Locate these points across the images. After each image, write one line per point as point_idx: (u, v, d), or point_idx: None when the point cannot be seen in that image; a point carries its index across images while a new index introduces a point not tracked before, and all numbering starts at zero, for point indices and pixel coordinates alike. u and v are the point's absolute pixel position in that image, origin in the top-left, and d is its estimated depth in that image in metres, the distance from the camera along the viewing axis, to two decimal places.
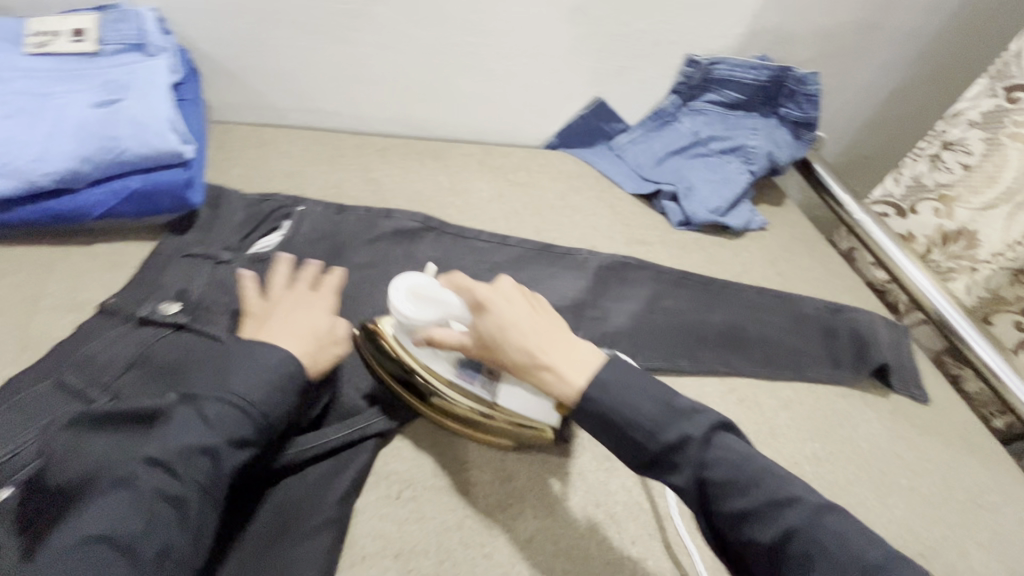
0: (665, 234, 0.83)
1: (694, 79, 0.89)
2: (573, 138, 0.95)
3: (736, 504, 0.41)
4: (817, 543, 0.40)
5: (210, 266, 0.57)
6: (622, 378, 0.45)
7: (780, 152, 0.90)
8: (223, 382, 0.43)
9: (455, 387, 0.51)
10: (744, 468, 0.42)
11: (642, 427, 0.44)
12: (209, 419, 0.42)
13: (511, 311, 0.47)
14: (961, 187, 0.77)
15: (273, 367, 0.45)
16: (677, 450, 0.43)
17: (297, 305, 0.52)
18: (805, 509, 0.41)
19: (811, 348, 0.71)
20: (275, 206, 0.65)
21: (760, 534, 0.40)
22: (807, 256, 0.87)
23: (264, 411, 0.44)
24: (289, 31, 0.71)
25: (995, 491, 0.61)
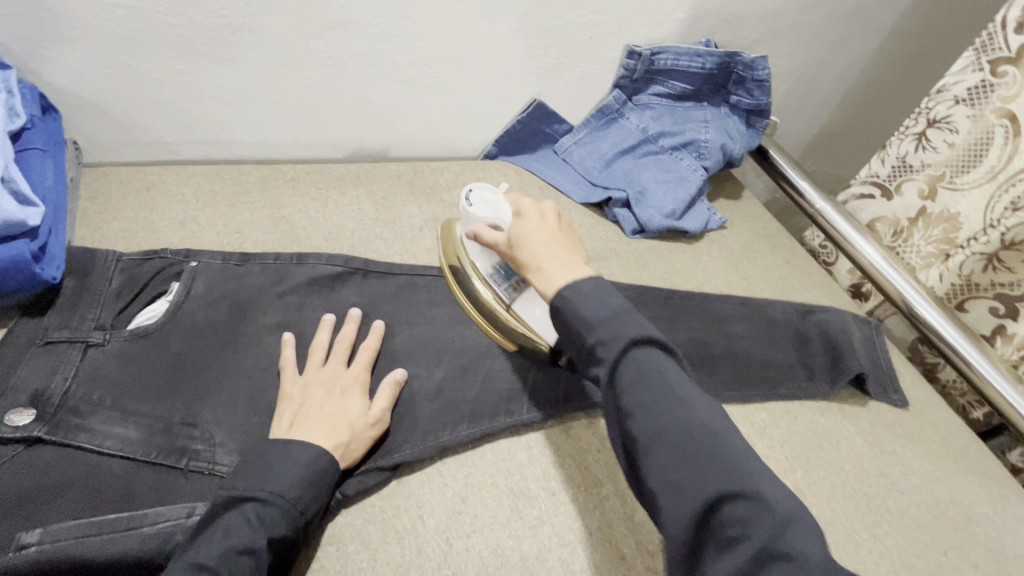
0: (619, 245, 0.76)
1: (637, 71, 0.82)
2: (513, 144, 0.87)
3: (636, 399, 0.39)
4: (695, 449, 0.36)
5: (77, 354, 0.47)
6: (596, 291, 0.44)
7: (734, 144, 0.85)
8: (264, 477, 0.41)
9: (486, 282, 0.57)
10: (660, 375, 0.39)
11: (581, 319, 0.42)
12: (254, 516, 0.39)
13: (538, 225, 0.51)
14: (948, 167, 0.71)
15: (310, 461, 0.42)
16: (603, 343, 0.41)
17: (328, 387, 0.49)
18: (702, 424, 0.37)
19: (783, 360, 0.66)
20: (162, 264, 0.55)
21: (641, 426, 0.38)
22: (771, 254, 0.82)
23: (309, 505, 0.41)
24: (164, 53, 0.60)
25: (984, 501, 0.58)
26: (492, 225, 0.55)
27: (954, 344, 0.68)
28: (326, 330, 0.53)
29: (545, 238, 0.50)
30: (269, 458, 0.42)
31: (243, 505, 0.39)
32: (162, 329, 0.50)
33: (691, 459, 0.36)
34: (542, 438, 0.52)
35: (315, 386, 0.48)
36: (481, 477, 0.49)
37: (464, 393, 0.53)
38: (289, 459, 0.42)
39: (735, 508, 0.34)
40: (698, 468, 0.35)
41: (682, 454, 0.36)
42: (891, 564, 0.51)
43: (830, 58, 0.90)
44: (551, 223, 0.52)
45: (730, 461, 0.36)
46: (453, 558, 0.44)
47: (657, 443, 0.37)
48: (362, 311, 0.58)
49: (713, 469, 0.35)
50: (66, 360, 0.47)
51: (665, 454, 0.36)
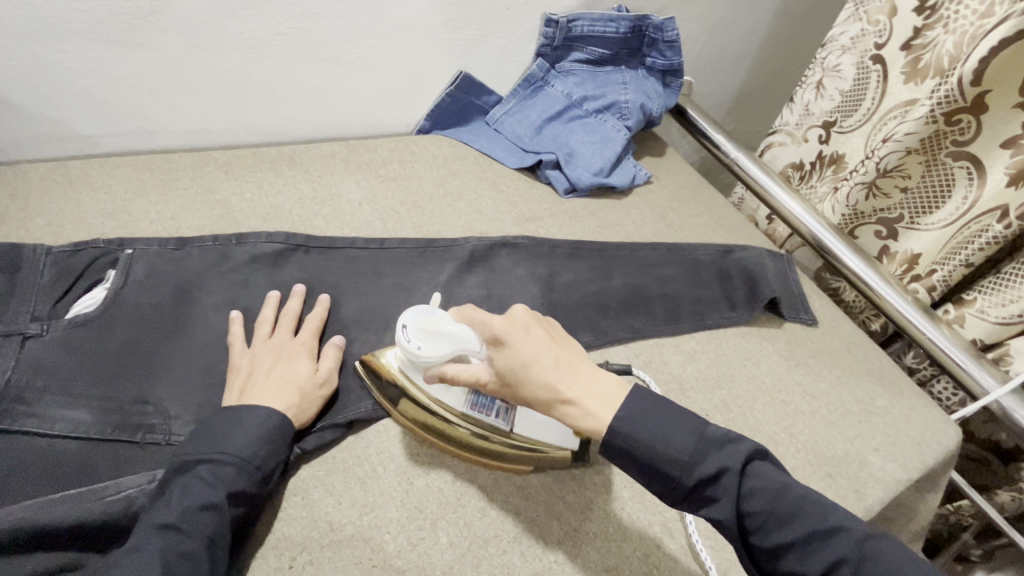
0: (554, 205, 0.80)
1: (556, 39, 0.86)
2: (445, 118, 0.90)
3: (779, 536, 0.40)
4: (872, 574, 0.38)
5: (15, 345, 0.47)
6: (650, 412, 0.43)
7: (652, 103, 0.91)
8: (216, 441, 0.43)
9: (468, 418, 0.49)
10: (781, 495, 0.41)
11: (676, 463, 0.42)
12: (209, 477, 0.41)
13: (531, 346, 0.44)
14: (839, 112, 0.80)
15: (264, 421, 0.44)
16: (709, 484, 0.41)
17: (275, 354, 0.50)
18: (855, 540, 0.39)
19: (708, 295, 0.72)
20: (95, 253, 0.55)
21: (805, 566, 0.39)
22: (693, 203, 0.88)
23: (266, 462, 0.43)
24: (75, 43, 0.59)
25: (882, 395, 0.66)
26: (459, 358, 0.47)
27: (852, 267, 0.77)
28: (270, 306, 0.55)
29: (548, 359, 0.44)
30: (221, 424, 0.44)
31: (199, 467, 0.41)
32: (103, 315, 0.51)
33: None
34: None
35: (263, 355, 0.50)
36: None
37: None
38: (241, 423, 0.44)
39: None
40: None
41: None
42: (805, 457, 0.59)
43: (736, 18, 0.97)
44: (539, 335, 0.45)
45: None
46: (414, 493, 0.47)
47: None
48: (306, 283, 0.60)
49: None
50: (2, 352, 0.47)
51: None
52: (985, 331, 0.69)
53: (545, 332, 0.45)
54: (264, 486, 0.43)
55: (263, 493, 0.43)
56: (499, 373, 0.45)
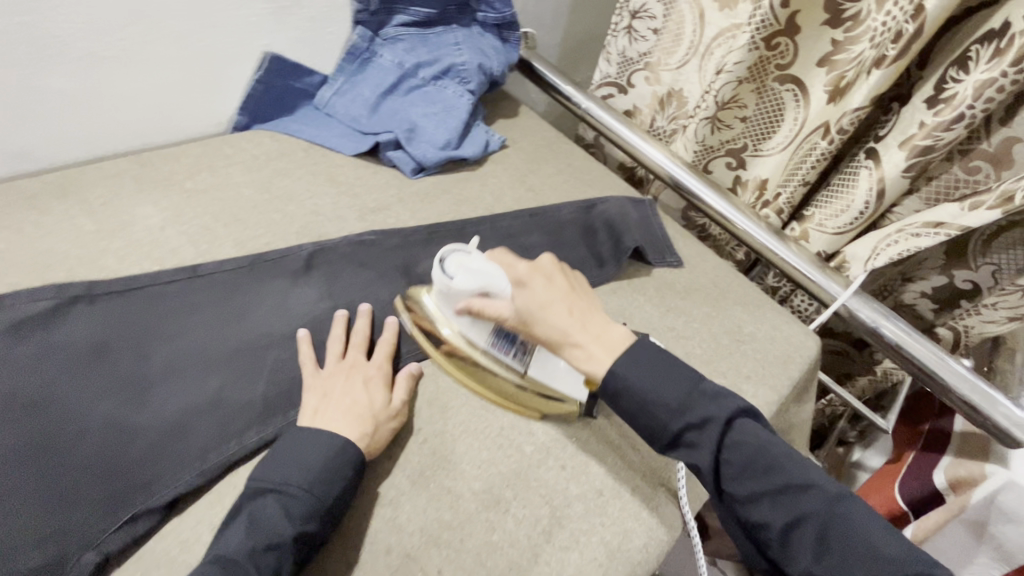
0: (402, 189, 0.73)
1: (373, 3, 0.77)
2: (264, 108, 0.78)
3: (748, 491, 0.44)
4: (833, 525, 0.42)
5: None
6: (647, 363, 0.47)
7: (491, 61, 0.85)
8: (296, 470, 0.43)
9: (487, 353, 0.52)
10: (761, 451, 0.45)
11: (661, 404, 0.45)
12: (281, 511, 0.41)
13: (546, 292, 0.49)
14: (658, 51, 0.82)
15: (337, 454, 0.44)
16: (691, 430, 0.45)
17: (352, 374, 0.50)
18: (825, 498, 0.43)
19: (575, 254, 0.70)
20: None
21: (769, 514, 0.44)
22: (552, 162, 0.85)
23: (333, 500, 0.43)
24: None
25: (749, 321, 0.69)
26: (484, 296, 0.50)
27: (711, 204, 0.78)
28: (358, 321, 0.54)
29: (560, 301, 0.49)
30: (290, 456, 0.44)
31: (268, 502, 0.42)
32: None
33: (833, 539, 0.42)
34: None
35: (333, 377, 0.50)
36: None
37: (249, 392, 0.49)
38: (309, 455, 0.44)
39: None
40: (848, 552, 0.41)
41: (825, 539, 0.42)
42: None
43: None
44: (559, 286, 0.50)
45: (862, 536, 0.41)
46: (360, 532, 0.44)
47: (793, 528, 0.43)
48: (96, 340, 0.49)
49: (844, 546, 0.41)
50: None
51: (801, 543, 0.43)
52: (825, 242, 0.73)
53: (568, 283, 0.50)
54: (331, 527, 0.43)
55: (328, 534, 0.43)
56: (519, 316, 0.49)
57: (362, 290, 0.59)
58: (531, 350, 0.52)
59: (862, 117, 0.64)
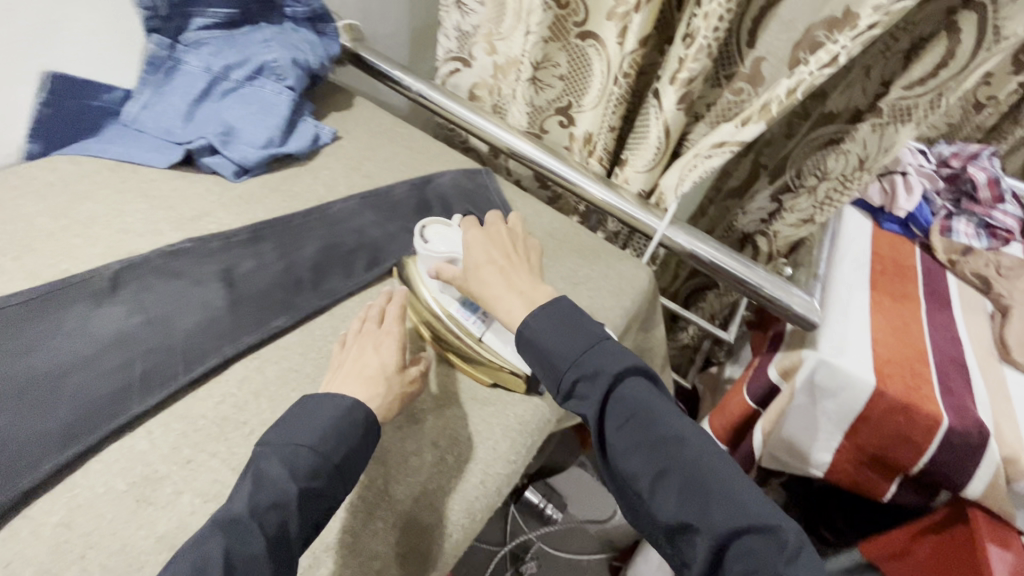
0: (223, 195, 0.71)
1: (161, 8, 0.74)
2: (63, 133, 0.73)
3: (626, 442, 0.49)
4: (701, 478, 0.47)
5: None
6: (560, 321, 0.53)
7: (307, 55, 0.84)
8: (305, 430, 0.46)
9: (451, 317, 0.59)
10: (642, 406, 0.49)
11: (565, 358, 0.51)
12: (292, 468, 0.43)
13: (487, 256, 0.58)
14: (487, 23, 0.84)
15: (347, 413, 0.47)
16: (582, 382, 0.50)
17: (370, 341, 0.54)
18: (693, 449, 0.48)
19: (408, 228, 0.71)
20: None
21: (638, 467, 0.48)
22: (386, 146, 0.86)
23: (340, 457, 0.45)
24: None
25: (582, 265, 0.74)
26: (451, 261, 0.59)
27: (543, 163, 0.83)
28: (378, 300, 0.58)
29: (496, 265, 0.57)
30: (303, 422, 0.46)
31: (271, 464, 0.43)
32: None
33: (699, 488, 0.47)
34: (163, 417, 0.50)
35: (350, 351, 0.54)
36: (90, 490, 0.45)
37: (30, 433, 0.45)
38: (319, 420, 0.46)
39: (747, 538, 0.44)
40: (705, 498, 0.46)
41: (686, 489, 0.47)
42: None
43: None
44: (499, 251, 0.59)
45: (723, 487, 0.47)
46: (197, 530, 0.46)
47: (658, 481, 0.48)
48: None
49: (707, 498, 0.46)
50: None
51: (668, 491, 0.47)
52: (642, 181, 0.79)
53: (506, 242, 0.60)
54: (338, 484, 0.45)
55: (337, 492, 0.45)
56: (468, 273, 0.57)
57: (177, 299, 0.57)
58: (487, 320, 0.59)
59: (636, 57, 0.71)
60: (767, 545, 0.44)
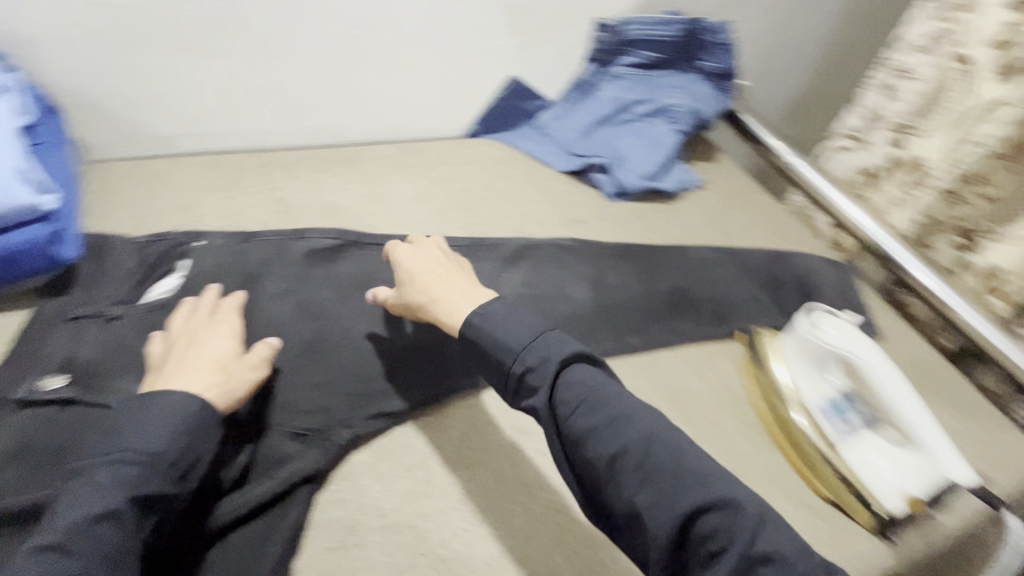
0: (601, 209, 0.79)
1: (607, 44, 0.86)
2: (496, 122, 0.89)
3: (581, 427, 0.42)
4: (663, 461, 0.40)
5: (100, 324, 0.51)
6: (509, 314, 0.47)
7: (704, 106, 0.87)
8: (118, 439, 0.39)
9: (809, 412, 0.54)
10: (590, 396, 0.43)
11: (511, 348, 0.45)
12: (102, 484, 0.37)
13: (418, 264, 0.54)
14: (916, 117, 0.79)
15: (183, 406, 0.40)
16: (531, 374, 0.44)
17: (188, 338, 0.47)
18: (643, 429, 0.42)
19: (760, 300, 0.70)
20: (168, 245, 0.58)
21: (596, 450, 0.41)
22: (746, 210, 0.86)
23: (176, 454, 0.39)
24: (160, 49, 0.63)
25: (952, 413, 0.62)
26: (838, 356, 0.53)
27: (925, 282, 0.72)
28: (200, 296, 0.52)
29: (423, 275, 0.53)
30: (133, 419, 0.40)
31: (95, 470, 0.37)
32: (176, 301, 0.54)
33: (662, 473, 0.39)
34: None
35: (177, 346, 0.47)
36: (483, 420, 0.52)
37: None
38: (158, 417, 0.40)
39: (710, 513, 0.38)
40: (668, 478, 0.39)
41: (642, 469, 0.40)
42: None
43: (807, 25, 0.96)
44: (434, 261, 0.54)
45: (678, 459, 0.40)
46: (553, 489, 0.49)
47: (612, 467, 0.41)
48: (360, 277, 0.61)
49: (669, 480, 0.39)
50: (68, 336, 0.50)
51: (623, 475, 0.40)
52: None
53: (439, 252, 0.56)
54: (185, 484, 0.40)
55: (183, 488, 0.40)
56: (407, 279, 0.53)
57: (556, 287, 0.66)
58: (857, 431, 0.52)
59: None
60: (733, 520, 0.37)
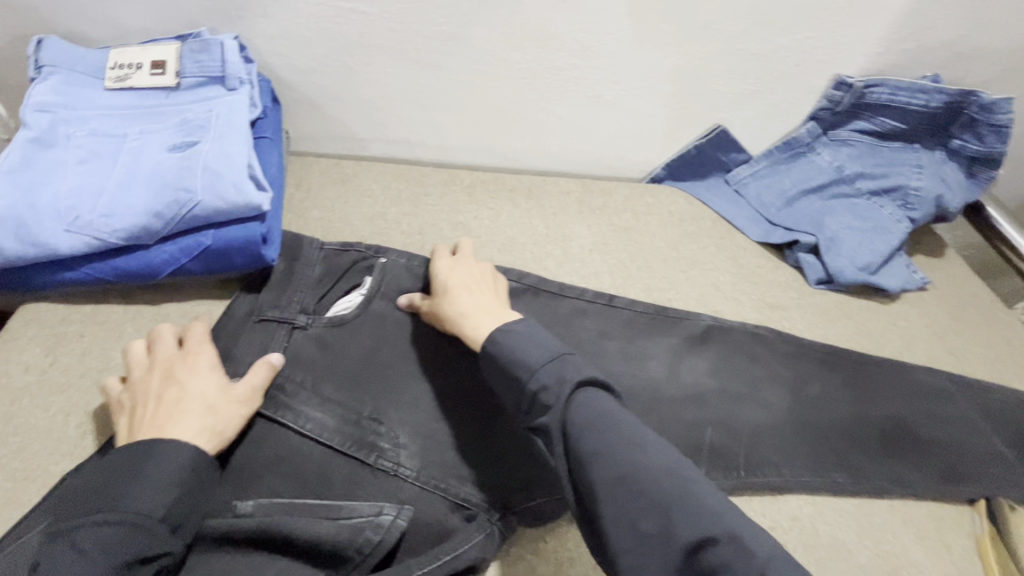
0: (800, 296, 0.69)
1: (842, 104, 0.72)
2: (684, 170, 0.79)
3: (588, 449, 0.36)
4: (670, 490, 0.35)
5: (286, 333, 0.50)
6: (529, 335, 0.43)
7: (950, 194, 0.72)
8: (110, 498, 0.36)
9: None
10: (600, 416, 0.38)
11: (525, 366, 0.41)
12: (87, 550, 0.34)
13: (455, 277, 0.51)
14: None
15: (178, 459, 0.39)
16: (546, 394, 0.39)
17: (162, 378, 0.43)
18: (653, 456, 0.36)
19: (1005, 455, 0.56)
20: (356, 257, 0.56)
21: (602, 473, 0.36)
22: (982, 326, 0.70)
23: (166, 509, 0.37)
24: (381, 58, 0.62)
25: None
26: None
27: None
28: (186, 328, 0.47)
29: (460, 288, 0.50)
30: (125, 478, 0.37)
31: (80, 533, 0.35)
32: (356, 322, 0.52)
33: (675, 504, 0.34)
34: None
35: (154, 383, 0.43)
36: None
37: None
38: (158, 474, 0.38)
39: (716, 551, 0.32)
40: (680, 508, 0.34)
41: (647, 493, 0.34)
42: None
43: None
44: (472, 276, 0.52)
45: (681, 487, 0.35)
46: None
47: (617, 491, 0.35)
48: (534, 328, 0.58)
49: (672, 508, 0.34)
50: (256, 338, 0.50)
51: (627, 500, 0.35)
52: None
53: (481, 269, 0.53)
54: (178, 545, 0.37)
55: (176, 548, 0.37)
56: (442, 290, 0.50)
57: (746, 385, 0.57)
58: None
59: None
60: (744, 561, 0.32)
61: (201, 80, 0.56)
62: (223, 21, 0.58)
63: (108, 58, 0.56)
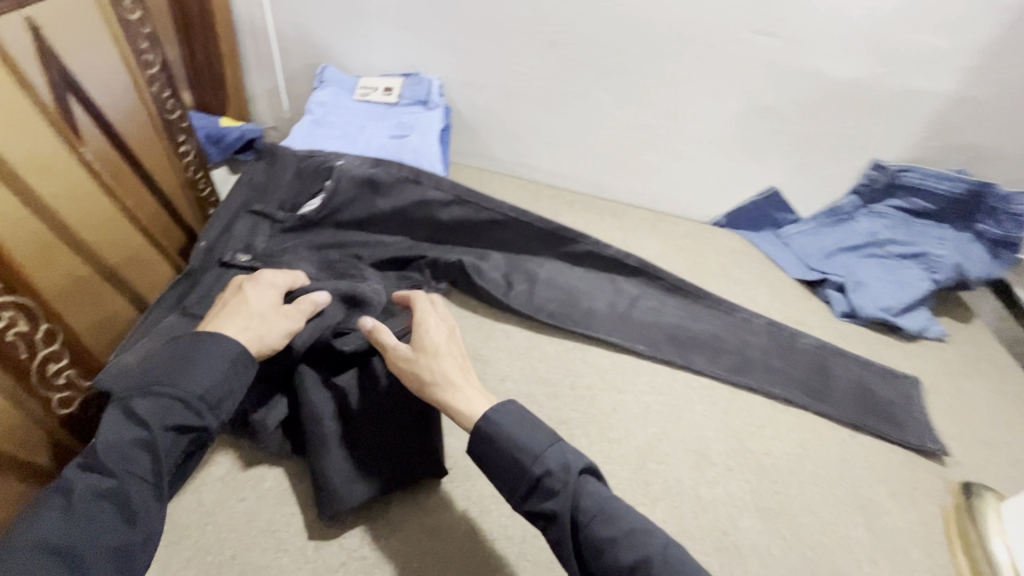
0: (824, 321, 0.83)
1: (879, 183, 0.89)
2: (741, 220, 0.98)
3: (599, 536, 0.42)
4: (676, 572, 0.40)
5: (269, 224, 0.70)
6: (523, 420, 0.47)
7: (972, 266, 0.85)
8: (175, 376, 0.45)
9: None
10: (605, 505, 0.43)
11: (527, 451, 0.45)
12: (138, 415, 0.43)
13: (443, 346, 0.53)
14: None
15: (223, 354, 0.47)
16: (551, 479, 0.44)
17: (236, 288, 0.54)
18: (659, 540, 0.42)
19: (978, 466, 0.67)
20: (319, 161, 0.72)
21: (618, 557, 0.41)
22: (993, 378, 0.79)
23: (207, 393, 0.45)
24: (526, 105, 0.91)
25: None
26: None
27: None
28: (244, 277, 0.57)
29: (440, 354, 0.52)
30: (179, 363, 0.46)
31: (139, 402, 0.44)
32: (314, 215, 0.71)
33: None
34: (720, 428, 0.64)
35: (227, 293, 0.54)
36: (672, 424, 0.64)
37: (662, 372, 0.69)
38: (206, 360, 0.46)
39: None
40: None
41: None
42: None
43: None
44: (449, 343, 0.54)
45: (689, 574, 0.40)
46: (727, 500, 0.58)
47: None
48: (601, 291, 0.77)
49: None
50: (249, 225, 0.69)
51: None
52: None
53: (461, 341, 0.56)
54: (211, 424, 0.46)
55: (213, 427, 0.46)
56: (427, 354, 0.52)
57: (736, 343, 0.73)
58: None
59: None
60: None
61: (413, 102, 0.86)
62: (434, 69, 0.89)
63: (359, 82, 0.88)
